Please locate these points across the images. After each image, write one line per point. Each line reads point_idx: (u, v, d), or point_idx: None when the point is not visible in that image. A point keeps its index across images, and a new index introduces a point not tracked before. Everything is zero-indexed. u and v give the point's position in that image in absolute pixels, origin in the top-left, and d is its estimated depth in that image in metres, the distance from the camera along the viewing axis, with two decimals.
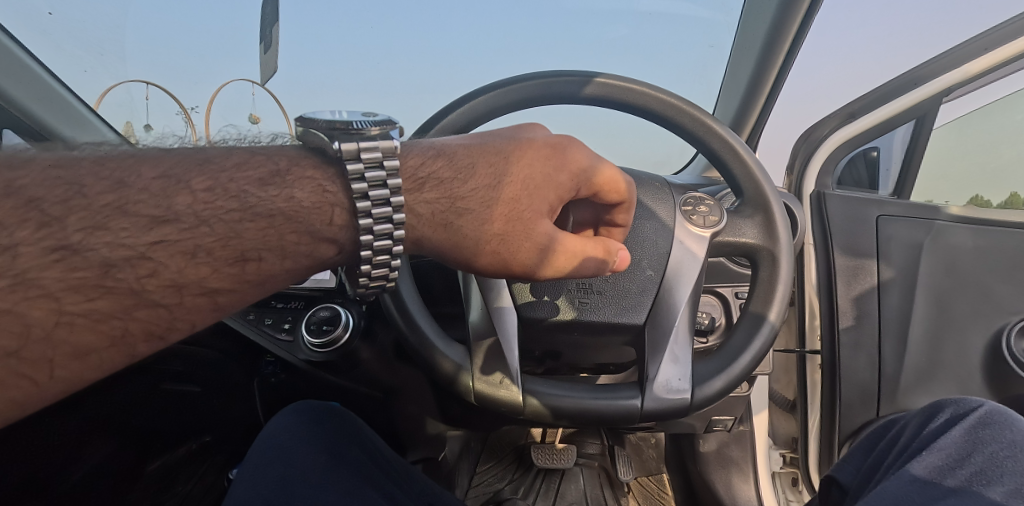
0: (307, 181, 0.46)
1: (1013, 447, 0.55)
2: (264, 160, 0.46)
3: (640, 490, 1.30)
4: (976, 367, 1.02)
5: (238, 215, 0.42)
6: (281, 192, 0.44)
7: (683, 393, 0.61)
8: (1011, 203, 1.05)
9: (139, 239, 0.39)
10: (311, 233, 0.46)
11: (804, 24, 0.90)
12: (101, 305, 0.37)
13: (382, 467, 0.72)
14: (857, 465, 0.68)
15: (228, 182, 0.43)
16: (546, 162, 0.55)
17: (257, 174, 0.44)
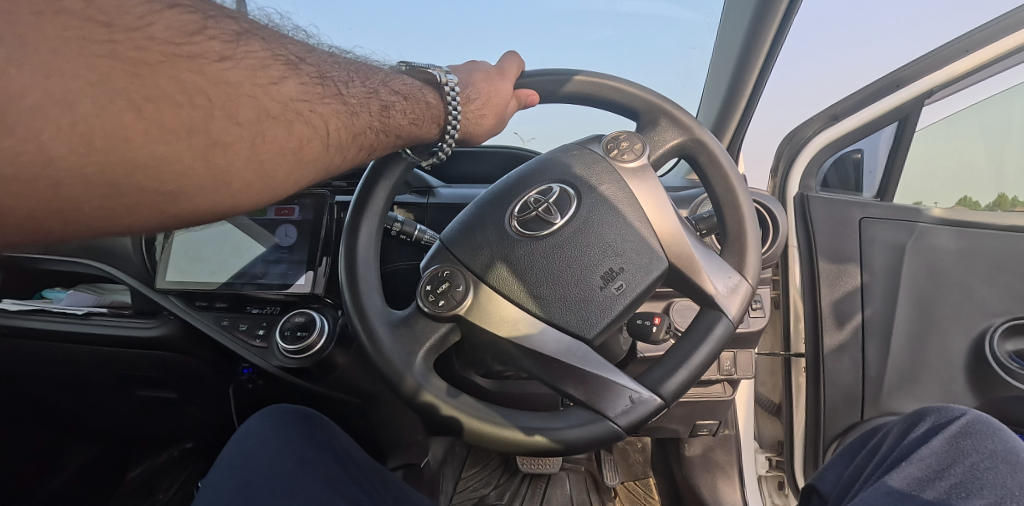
0: (422, 91, 0.58)
1: (993, 457, 0.54)
2: (379, 68, 0.56)
3: (626, 494, 1.27)
4: (959, 369, 1.01)
5: (397, 95, 0.55)
6: (417, 96, 0.57)
7: (739, 283, 0.67)
8: (998, 204, 1.03)
9: (381, 98, 0.53)
10: (427, 118, 0.58)
11: (781, 30, 0.90)
12: (364, 140, 0.52)
13: (352, 475, 0.70)
14: (838, 474, 0.68)
15: (395, 86, 0.55)
16: (501, 87, 0.64)
17: (397, 82, 0.56)
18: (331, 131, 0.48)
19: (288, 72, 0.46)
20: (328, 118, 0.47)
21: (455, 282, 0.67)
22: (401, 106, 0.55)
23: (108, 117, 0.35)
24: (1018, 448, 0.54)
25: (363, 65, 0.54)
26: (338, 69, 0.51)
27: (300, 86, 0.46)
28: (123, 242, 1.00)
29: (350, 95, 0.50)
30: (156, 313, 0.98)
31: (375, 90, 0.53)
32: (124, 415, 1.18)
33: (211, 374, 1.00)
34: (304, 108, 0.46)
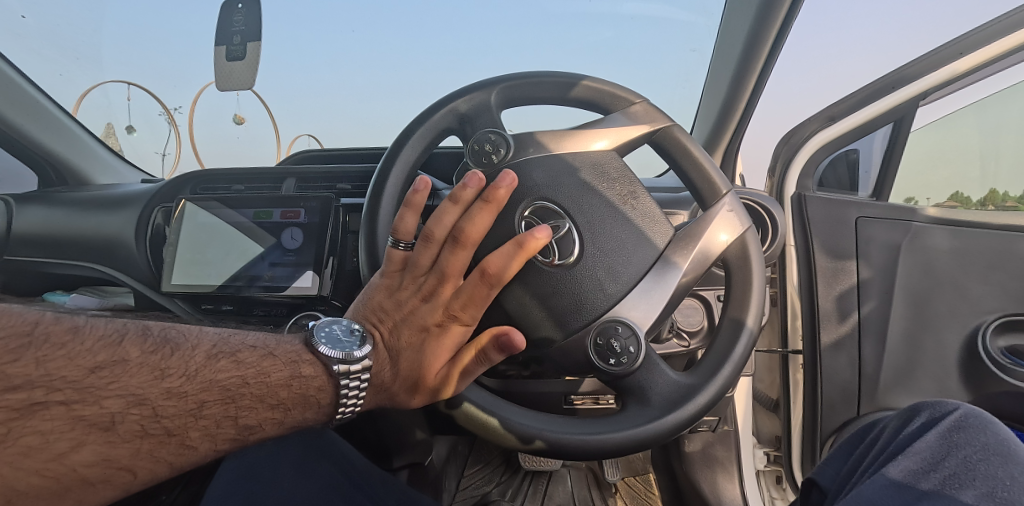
0: (310, 388, 0.53)
1: (986, 449, 0.56)
2: (255, 366, 0.49)
3: (627, 491, 1.30)
4: (953, 365, 1.04)
5: (274, 411, 0.49)
6: (297, 400, 0.51)
7: (632, 106, 0.71)
8: (990, 199, 1.06)
9: (240, 426, 0.46)
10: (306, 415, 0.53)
11: (780, 33, 0.92)
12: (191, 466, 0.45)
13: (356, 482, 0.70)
14: (837, 468, 0.69)
15: (269, 397, 0.49)
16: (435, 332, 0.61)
17: (275, 386, 0.50)
18: (141, 478, 0.41)
19: (96, 429, 0.38)
20: (146, 465, 0.41)
21: (615, 336, 0.68)
22: (256, 416, 0.47)
23: None
24: (1009, 441, 0.57)
25: (241, 381, 0.47)
26: (181, 406, 0.43)
27: (108, 436, 0.39)
28: (128, 245, 1.01)
29: (197, 436, 0.43)
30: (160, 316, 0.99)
31: (239, 406, 0.46)
32: None
33: None
34: (121, 458, 0.39)
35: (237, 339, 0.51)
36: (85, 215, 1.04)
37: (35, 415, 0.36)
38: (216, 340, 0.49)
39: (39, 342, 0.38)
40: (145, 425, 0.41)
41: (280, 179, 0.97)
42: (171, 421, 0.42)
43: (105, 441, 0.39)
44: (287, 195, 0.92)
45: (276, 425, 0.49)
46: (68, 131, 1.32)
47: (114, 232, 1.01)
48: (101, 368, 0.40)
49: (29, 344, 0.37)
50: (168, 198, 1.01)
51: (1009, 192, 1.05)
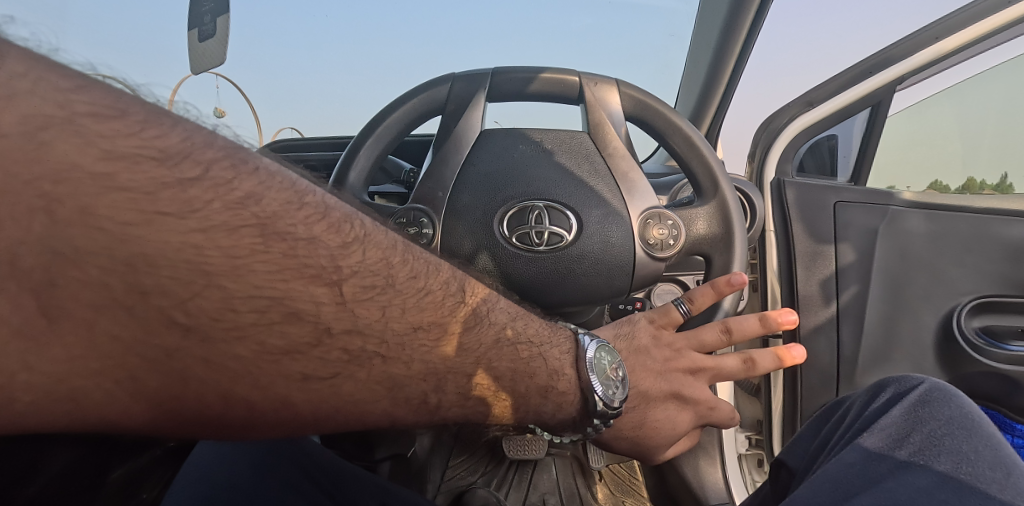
0: (560, 404, 0.53)
1: (949, 424, 0.56)
2: (535, 362, 0.50)
3: (612, 477, 1.31)
4: (928, 346, 1.06)
5: (521, 406, 0.49)
6: (545, 405, 0.52)
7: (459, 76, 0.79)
8: (968, 188, 1.11)
9: (496, 413, 0.47)
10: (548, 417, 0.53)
11: (756, 18, 0.92)
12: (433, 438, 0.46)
13: (318, 481, 0.69)
14: (806, 448, 0.70)
15: (531, 398, 0.50)
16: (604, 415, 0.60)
17: (535, 385, 0.50)
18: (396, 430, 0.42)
19: (391, 399, 0.38)
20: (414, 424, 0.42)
21: (659, 239, 0.80)
22: (503, 411, 0.48)
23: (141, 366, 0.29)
24: (971, 414, 0.57)
25: (518, 375, 0.48)
26: (459, 389, 0.43)
27: (392, 410, 0.39)
28: None
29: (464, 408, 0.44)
30: None
31: (500, 394, 0.46)
32: None
33: None
34: (409, 416, 0.40)
35: (534, 328, 0.52)
36: None
37: (359, 364, 0.36)
38: (508, 319, 0.48)
39: (388, 287, 0.38)
40: (422, 406, 0.41)
41: None
42: (447, 402, 0.42)
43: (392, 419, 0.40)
44: None
45: (517, 415, 0.50)
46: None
47: None
48: (422, 329, 0.40)
49: (380, 287, 0.38)
50: None
51: (986, 180, 1.10)
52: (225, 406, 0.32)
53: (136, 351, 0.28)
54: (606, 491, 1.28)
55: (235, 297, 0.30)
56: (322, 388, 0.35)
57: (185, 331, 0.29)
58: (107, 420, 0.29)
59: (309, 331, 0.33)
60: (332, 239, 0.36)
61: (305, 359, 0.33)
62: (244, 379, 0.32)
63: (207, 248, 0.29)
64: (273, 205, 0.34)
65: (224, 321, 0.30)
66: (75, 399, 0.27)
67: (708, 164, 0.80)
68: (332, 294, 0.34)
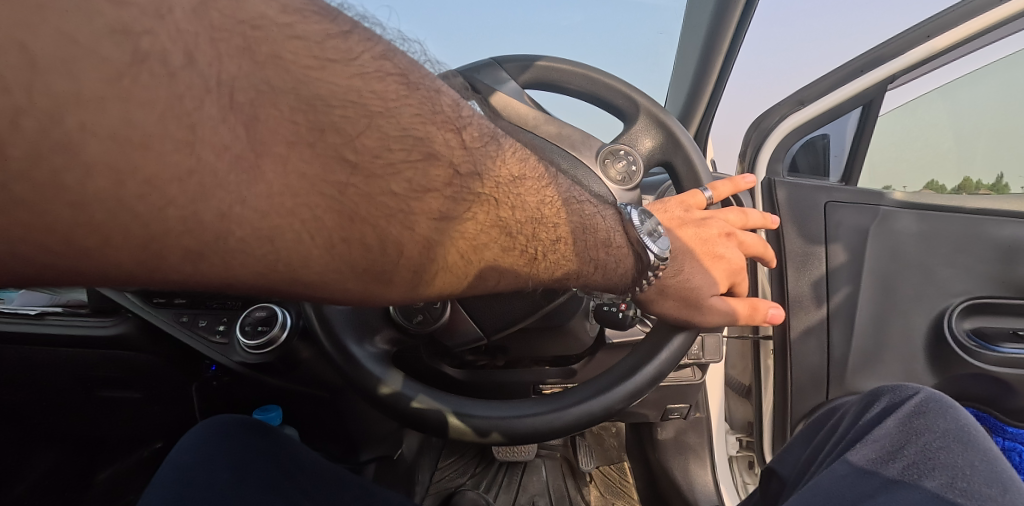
0: (631, 270, 0.57)
1: (945, 436, 0.55)
2: (608, 233, 0.55)
3: (602, 479, 1.30)
4: (920, 348, 1.05)
5: (591, 266, 0.53)
6: (620, 272, 0.57)
7: None
8: (964, 187, 1.10)
9: (582, 272, 0.53)
10: (614, 282, 0.57)
11: (744, 15, 0.91)
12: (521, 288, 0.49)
13: (300, 484, 0.66)
14: (797, 455, 0.69)
15: (610, 258, 0.55)
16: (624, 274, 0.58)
17: (609, 247, 0.54)
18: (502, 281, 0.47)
19: (497, 235, 0.44)
20: (506, 276, 0.47)
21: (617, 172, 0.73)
22: (586, 270, 0.53)
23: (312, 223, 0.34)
24: (969, 427, 0.56)
25: (588, 231, 0.52)
26: (552, 235, 0.48)
27: (500, 248, 0.44)
28: None
29: (546, 263, 0.48)
30: (116, 310, 0.90)
31: (576, 249, 0.50)
32: (75, 431, 1.10)
33: (171, 375, 0.93)
34: (507, 257, 0.45)
35: (596, 200, 0.56)
36: None
37: (462, 199, 0.41)
38: (573, 184, 0.53)
39: (483, 137, 0.44)
40: (520, 246, 0.46)
41: None
42: (541, 248, 0.47)
43: (501, 260, 0.45)
44: None
45: (594, 278, 0.54)
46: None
47: None
48: (514, 182, 0.45)
49: (477, 137, 0.43)
50: None
51: (981, 179, 1.09)
52: (383, 249, 0.37)
53: (321, 189, 0.33)
54: (597, 493, 1.27)
55: (391, 136, 0.36)
56: (449, 221, 0.40)
57: (352, 171, 0.34)
58: (294, 267, 0.35)
59: (443, 173, 0.39)
60: (439, 94, 0.41)
61: (432, 196, 0.39)
62: (397, 218, 0.37)
63: (366, 92, 0.35)
64: (405, 59, 0.40)
65: (382, 160, 0.36)
66: (276, 243, 0.33)
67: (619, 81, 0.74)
68: (455, 140, 0.40)
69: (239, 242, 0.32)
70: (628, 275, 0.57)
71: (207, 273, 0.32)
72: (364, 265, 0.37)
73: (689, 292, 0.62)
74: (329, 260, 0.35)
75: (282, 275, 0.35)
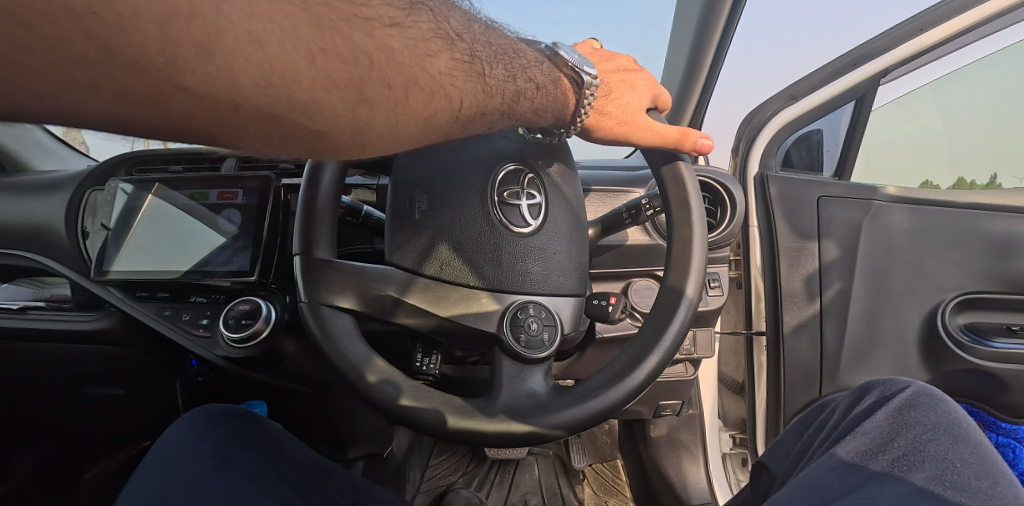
0: (565, 92, 0.52)
1: (935, 430, 0.54)
2: (534, 57, 0.50)
3: (595, 477, 1.28)
4: (912, 343, 1.05)
5: (531, 85, 0.48)
6: (557, 106, 0.52)
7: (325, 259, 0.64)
8: (958, 186, 1.08)
9: (520, 96, 0.48)
10: (551, 110, 0.52)
11: (735, 6, 0.89)
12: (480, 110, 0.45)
13: (285, 473, 0.64)
14: (788, 449, 0.68)
15: (543, 81, 0.50)
16: (556, 98, 0.52)
17: (539, 72, 0.50)
18: (462, 108, 0.42)
19: (445, 46, 0.41)
20: (464, 96, 0.42)
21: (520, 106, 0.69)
22: (533, 94, 0.48)
23: (289, 56, 0.33)
24: (959, 420, 0.55)
25: (511, 50, 0.48)
26: (490, 51, 0.45)
27: (453, 61, 0.41)
28: (57, 233, 0.90)
29: (492, 79, 0.44)
30: (99, 305, 0.88)
31: (508, 66, 0.46)
32: (61, 428, 1.09)
33: (156, 370, 0.92)
34: (455, 76, 0.41)
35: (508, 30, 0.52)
36: (9, 199, 0.94)
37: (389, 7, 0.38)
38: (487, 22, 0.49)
39: None
40: (466, 67, 0.42)
41: (220, 159, 0.92)
42: (479, 57, 0.44)
43: (461, 82, 0.42)
44: (222, 176, 0.85)
45: (532, 112, 0.50)
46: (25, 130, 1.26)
47: (42, 219, 0.91)
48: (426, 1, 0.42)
49: None
50: (102, 181, 0.93)
51: (975, 180, 1.08)
52: (357, 61, 0.35)
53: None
54: (590, 491, 1.25)
55: None
56: (400, 31, 0.39)
57: None
58: (285, 78, 0.33)
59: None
60: None
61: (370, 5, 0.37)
62: (356, 24, 0.36)
63: None
64: None
65: None
66: (266, 48, 0.32)
67: None
68: None
69: (234, 43, 0.31)
70: (564, 101, 0.52)
71: (215, 79, 0.31)
72: (351, 81, 0.35)
73: (626, 112, 0.57)
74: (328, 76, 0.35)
75: (304, 95, 0.34)
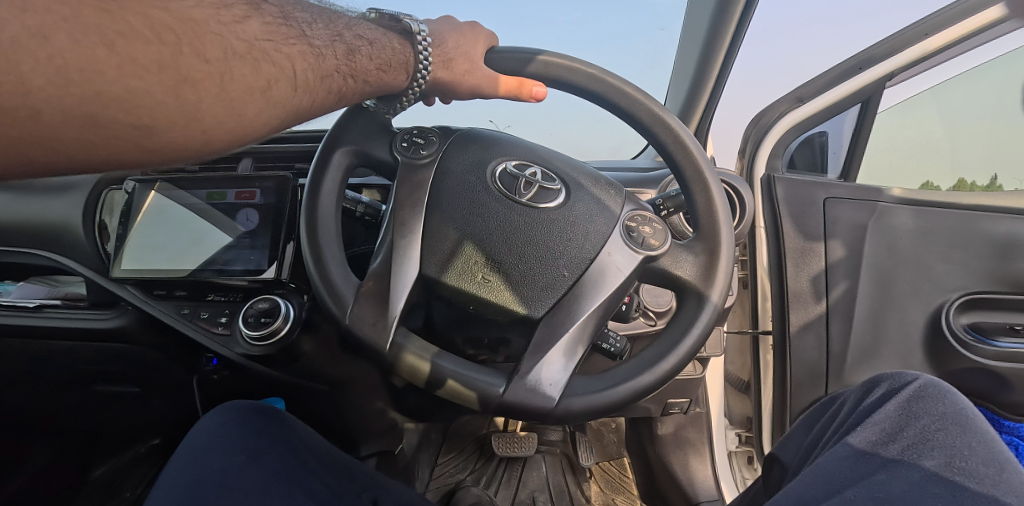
0: (391, 53, 0.54)
1: (943, 419, 0.56)
2: (347, 20, 0.53)
3: (601, 475, 1.29)
4: (916, 342, 1.06)
5: (364, 42, 0.51)
6: (398, 62, 0.54)
7: (519, 388, 0.56)
8: (959, 187, 1.10)
9: (351, 60, 0.50)
10: (394, 70, 0.54)
11: (745, 10, 0.90)
12: (319, 71, 0.47)
13: (311, 469, 0.65)
14: (798, 443, 0.70)
15: (368, 42, 0.52)
16: (388, 58, 0.54)
17: (362, 33, 0.52)
18: (299, 73, 0.45)
19: (251, 12, 0.44)
20: (294, 60, 0.45)
21: (426, 148, 0.69)
22: (368, 50, 0.51)
23: (83, 49, 0.35)
24: (966, 411, 0.56)
25: (331, 14, 0.52)
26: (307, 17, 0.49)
27: (265, 24, 0.44)
28: (73, 232, 0.90)
29: (315, 37, 0.48)
30: (114, 303, 0.89)
31: (330, 30, 0.50)
32: (73, 426, 1.09)
33: (172, 367, 0.93)
34: (277, 44, 0.44)
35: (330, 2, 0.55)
36: (23, 199, 0.94)
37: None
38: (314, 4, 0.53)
39: None
40: (287, 35, 0.45)
41: (236, 159, 0.93)
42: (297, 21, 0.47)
43: (286, 48, 0.45)
44: (240, 175, 0.85)
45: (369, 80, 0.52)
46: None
47: (58, 218, 0.91)
48: None
49: None
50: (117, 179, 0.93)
51: (976, 181, 1.10)
52: (162, 38, 0.38)
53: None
54: (597, 489, 1.26)
55: None
56: (235, 24, 0.42)
57: None
58: (87, 74, 0.35)
59: None
60: None
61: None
62: (140, 6, 0.38)
63: None
64: None
65: None
66: (52, 42, 0.34)
67: (320, 201, 0.66)
68: None
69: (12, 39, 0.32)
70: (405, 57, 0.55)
71: (6, 83, 0.33)
72: (164, 63, 0.38)
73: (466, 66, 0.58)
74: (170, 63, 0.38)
75: (134, 83, 0.37)
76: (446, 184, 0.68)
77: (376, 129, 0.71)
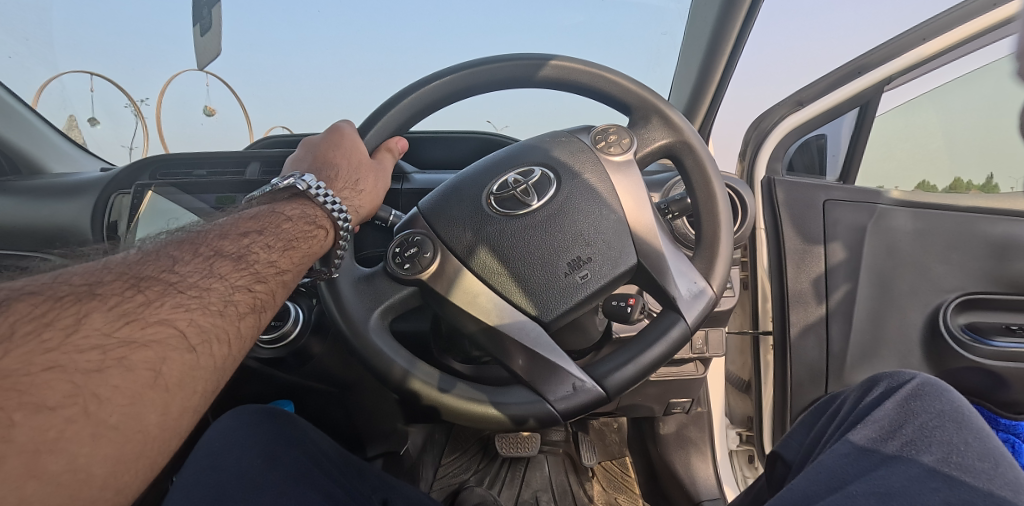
0: (288, 225, 0.58)
1: (941, 416, 0.57)
2: (226, 224, 0.55)
3: (603, 474, 1.29)
4: (915, 342, 1.08)
5: (253, 233, 0.54)
6: (302, 229, 0.58)
7: (687, 314, 0.66)
8: (954, 188, 1.12)
9: (251, 264, 0.51)
10: (304, 237, 0.58)
11: (748, 14, 0.93)
12: (217, 302, 0.46)
13: (324, 468, 0.66)
14: (801, 440, 0.71)
15: (260, 228, 0.55)
16: (287, 232, 0.57)
17: (249, 224, 0.55)
18: (201, 318, 0.44)
19: (87, 308, 0.40)
20: (194, 312, 0.44)
21: (425, 251, 0.67)
22: (262, 241, 0.54)
23: None
24: (962, 409, 0.58)
25: (200, 233, 0.53)
26: (177, 256, 0.48)
27: (124, 300, 0.42)
28: None
29: (204, 270, 0.48)
30: None
31: (220, 246, 0.51)
32: None
33: None
34: (146, 313, 0.42)
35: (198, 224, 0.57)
36: None
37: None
38: (183, 228, 0.55)
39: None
40: (154, 299, 0.43)
41: (245, 163, 0.98)
42: (183, 265, 0.47)
43: (158, 313, 0.42)
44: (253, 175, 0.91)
45: (279, 270, 0.53)
46: (29, 125, 1.24)
47: None
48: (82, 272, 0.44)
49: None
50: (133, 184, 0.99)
51: (972, 180, 1.12)
52: None
53: None
54: (600, 488, 1.26)
55: None
56: (65, 342, 0.37)
57: None
58: None
59: None
60: None
61: None
62: None
63: None
64: None
65: None
66: None
67: (398, 360, 0.64)
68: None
69: None
70: (311, 223, 0.60)
71: None
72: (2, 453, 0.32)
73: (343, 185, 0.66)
74: (8, 451, 0.32)
75: None
76: (458, 218, 0.70)
77: (370, 282, 0.70)
